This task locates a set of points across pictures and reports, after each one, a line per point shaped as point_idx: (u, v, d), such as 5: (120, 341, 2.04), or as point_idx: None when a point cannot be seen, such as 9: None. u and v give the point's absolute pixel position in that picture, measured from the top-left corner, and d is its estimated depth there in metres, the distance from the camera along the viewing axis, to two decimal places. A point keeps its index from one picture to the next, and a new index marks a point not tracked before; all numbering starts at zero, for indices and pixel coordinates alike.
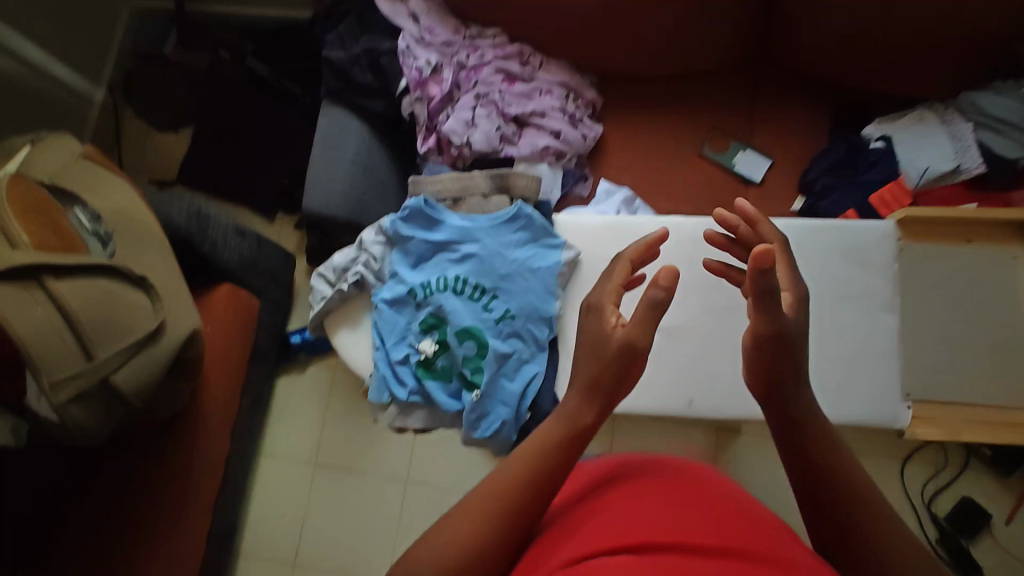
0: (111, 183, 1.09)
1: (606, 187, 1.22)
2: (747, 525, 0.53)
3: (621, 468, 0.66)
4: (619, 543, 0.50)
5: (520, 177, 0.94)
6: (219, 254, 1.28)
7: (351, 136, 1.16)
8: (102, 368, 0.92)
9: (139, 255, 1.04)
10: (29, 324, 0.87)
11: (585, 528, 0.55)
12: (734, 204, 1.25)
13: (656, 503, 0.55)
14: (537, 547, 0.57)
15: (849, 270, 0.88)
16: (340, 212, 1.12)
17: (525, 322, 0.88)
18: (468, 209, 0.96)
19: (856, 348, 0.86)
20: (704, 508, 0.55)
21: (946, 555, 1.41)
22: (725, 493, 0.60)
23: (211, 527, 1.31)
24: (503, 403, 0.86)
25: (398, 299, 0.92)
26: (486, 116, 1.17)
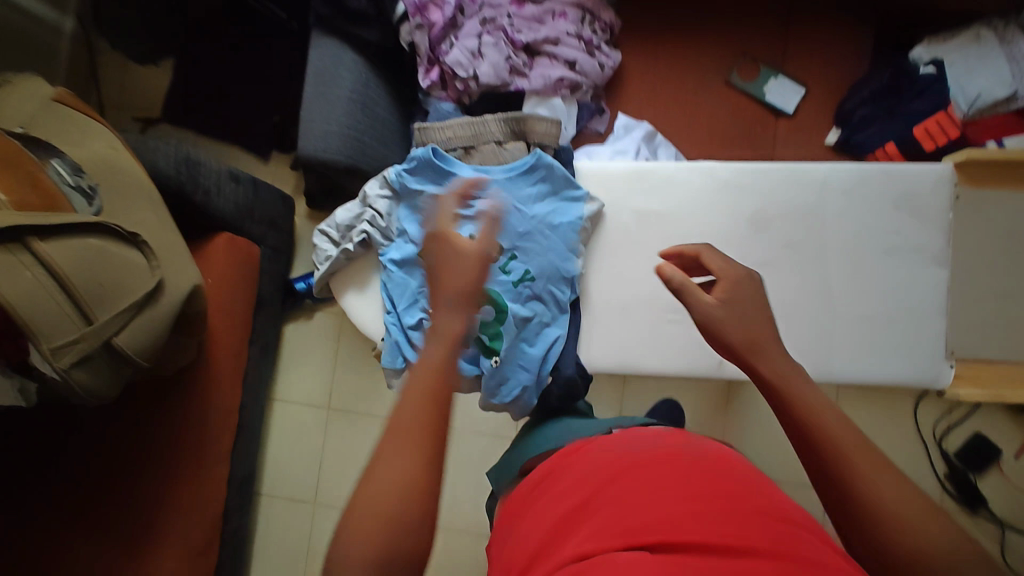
0: (88, 130, 1.00)
1: (624, 123, 1.13)
2: (772, 513, 0.51)
3: (630, 442, 0.65)
4: (631, 541, 0.49)
5: (538, 122, 0.87)
6: (214, 202, 1.21)
7: (345, 70, 1.05)
8: (102, 333, 0.89)
9: (129, 208, 0.97)
10: (20, 290, 0.82)
11: (594, 514, 0.54)
12: (762, 139, 1.16)
13: (674, 490, 0.54)
14: (547, 535, 0.55)
15: (896, 222, 0.81)
16: (339, 156, 1.03)
17: (546, 284, 0.84)
18: (482, 158, 0.89)
19: (896, 308, 0.80)
20: (727, 495, 0.53)
21: (953, 489, 1.44)
22: (746, 472, 0.58)
23: (230, 474, 1.33)
24: (524, 367, 0.84)
25: (408, 260, 0.87)
26: (494, 45, 1.06)
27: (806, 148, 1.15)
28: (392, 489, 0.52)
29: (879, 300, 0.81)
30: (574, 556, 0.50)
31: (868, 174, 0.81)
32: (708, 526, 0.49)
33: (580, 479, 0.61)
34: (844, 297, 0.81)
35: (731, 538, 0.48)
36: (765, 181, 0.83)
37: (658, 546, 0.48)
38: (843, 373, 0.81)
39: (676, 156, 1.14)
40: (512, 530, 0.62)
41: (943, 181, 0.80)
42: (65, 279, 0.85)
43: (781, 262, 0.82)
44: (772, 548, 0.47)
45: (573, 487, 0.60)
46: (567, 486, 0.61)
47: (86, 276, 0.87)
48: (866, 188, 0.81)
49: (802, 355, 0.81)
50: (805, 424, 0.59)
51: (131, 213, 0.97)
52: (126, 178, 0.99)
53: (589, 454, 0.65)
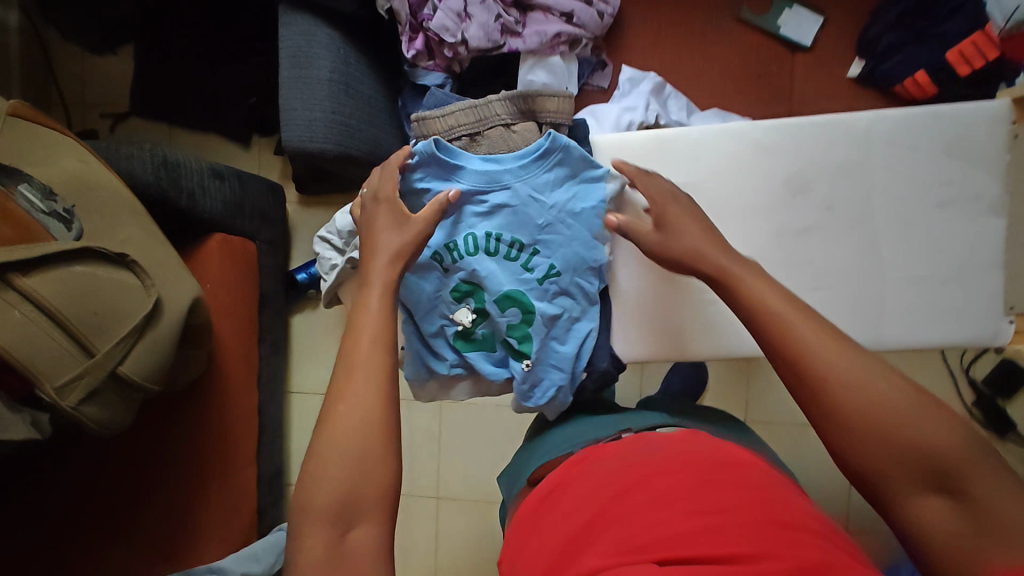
0: (51, 143, 0.92)
1: (630, 76, 1.05)
2: (789, 523, 0.49)
3: (649, 452, 0.62)
4: (640, 556, 0.47)
5: (547, 98, 0.80)
6: (199, 204, 1.14)
7: (322, 48, 0.95)
8: (106, 363, 0.84)
9: (112, 228, 0.91)
10: (11, 332, 0.78)
11: (606, 533, 0.52)
12: (778, 78, 1.07)
13: (688, 501, 0.51)
14: (569, 543, 0.54)
15: (946, 169, 0.74)
16: (328, 144, 0.96)
17: (574, 278, 0.80)
18: (490, 144, 0.81)
19: (944, 260, 0.75)
20: (741, 502, 0.51)
21: (981, 416, 1.42)
22: (767, 479, 0.55)
23: (258, 475, 1.32)
24: (556, 366, 0.81)
25: (421, 265, 0.79)
26: (481, 3, 0.96)
27: (826, 83, 1.07)
28: (342, 445, 0.57)
29: (928, 258, 0.76)
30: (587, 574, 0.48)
31: (915, 121, 0.74)
32: (720, 536, 0.47)
33: (591, 497, 0.58)
34: (891, 261, 0.76)
35: (743, 547, 0.46)
36: (800, 136, 0.77)
37: (669, 559, 0.46)
38: (890, 338, 0.77)
39: (687, 107, 1.06)
40: (525, 546, 0.60)
41: (1001, 124, 0.73)
42: (55, 313, 0.80)
43: (818, 228, 0.77)
44: (781, 555, 0.45)
45: (581, 507, 0.57)
46: (577, 504, 0.58)
47: (77, 308, 0.82)
48: (913, 139, 0.75)
49: (846, 322, 0.77)
50: (804, 383, 0.57)
51: (115, 228, 0.91)
52: (102, 194, 0.91)
53: (596, 470, 0.62)
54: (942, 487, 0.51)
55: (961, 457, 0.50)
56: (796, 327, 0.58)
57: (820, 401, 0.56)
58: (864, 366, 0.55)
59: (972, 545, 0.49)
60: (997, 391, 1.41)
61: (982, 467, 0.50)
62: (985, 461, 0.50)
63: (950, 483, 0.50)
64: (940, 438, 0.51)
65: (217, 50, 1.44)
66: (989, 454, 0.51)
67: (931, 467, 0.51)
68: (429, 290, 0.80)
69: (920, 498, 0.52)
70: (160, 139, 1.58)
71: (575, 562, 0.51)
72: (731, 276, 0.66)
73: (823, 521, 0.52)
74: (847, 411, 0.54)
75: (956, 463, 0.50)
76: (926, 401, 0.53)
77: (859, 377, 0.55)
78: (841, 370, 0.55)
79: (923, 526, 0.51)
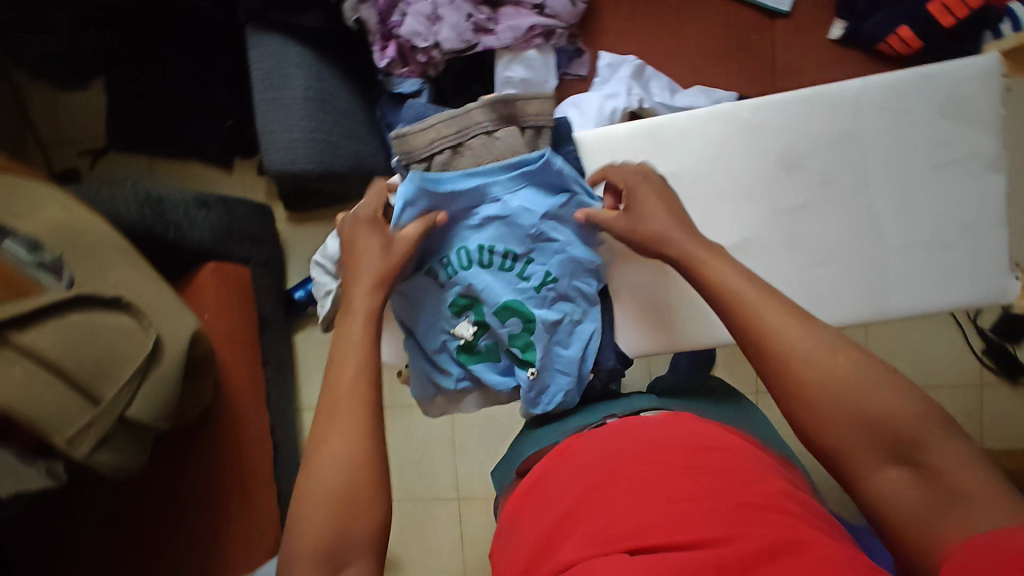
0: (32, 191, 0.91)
1: (608, 61, 1.03)
2: (762, 504, 0.47)
3: (631, 434, 0.59)
4: (611, 547, 0.45)
5: (528, 102, 0.79)
6: (188, 236, 1.12)
7: (293, 66, 0.93)
8: (113, 409, 0.84)
9: (103, 273, 0.90)
10: (14, 391, 0.76)
11: (577, 525, 0.49)
12: (759, 46, 1.05)
13: (660, 488, 0.49)
14: (541, 537, 0.51)
15: (941, 131, 0.73)
16: (309, 164, 0.94)
17: (570, 281, 0.79)
18: (475, 153, 0.79)
19: (942, 223, 0.74)
20: (716, 484, 0.49)
21: (992, 363, 1.41)
22: (745, 458, 0.53)
23: (278, 497, 1.32)
24: (562, 371, 0.80)
25: (417, 281, 0.79)
26: (450, 4, 0.95)
27: (806, 47, 1.04)
28: (329, 479, 0.57)
29: (928, 222, 0.75)
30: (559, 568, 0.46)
31: (905, 83, 0.73)
32: (692, 519, 0.45)
33: (565, 487, 0.55)
34: (892, 228, 0.75)
35: (715, 530, 0.44)
36: (788, 108, 0.76)
37: (638, 548, 0.45)
38: (897, 307, 0.76)
39: (669, 87, 1.04)
40: (507, 543, 0.57)
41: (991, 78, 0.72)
42: (57, 365, 0.79)
43: (816, 200, 0.76)
44: (750, 536, 0.43)
45: (556, 499, 0.54)
46: (552, 495, 0.56)
47: (78, 357, 0.81)
48: (904, 102, 0.73)
49: (852, 296, 0.76)
50: (783, 384, 0.57)
51: (106, 269, 0.90)
52: (89, 235, 0.90)
53: (570, 461, 0.59)
54: (900, 456, 0.52)
55: (915, 426, 0.52)
56: (789, 330, 0.58)
57: (801, 401, 0.56)
58: (825, 343, 0.57)
59: (926, 511, 0.50)
60: (1005, 337, 1.40)
61: (937, 437, 0.51)
62: (940, 430, 0.52)
63: (907, 451, 0.51)
64: (899, 409, 0.52)
65: (188, 73, 1.41)
66: (945, 425, 0.52)
67: (888, 438, 0.52)
68: (427, 307, 0.80)
69: (881, 472, 0.52)
70: (145, 171, 1.57)
71: (547, 557, 0.49)
72: (713, 264, 0.65)
73: (814, 506, 0.50)
74: (808, 389, 0.55)
75: (911, 432, 0.51)
76: (885, 375, 0.54)
77: (823, 354, 0.56)
78: (805, 347, 0.57)
79: (881, 497, 0.52)
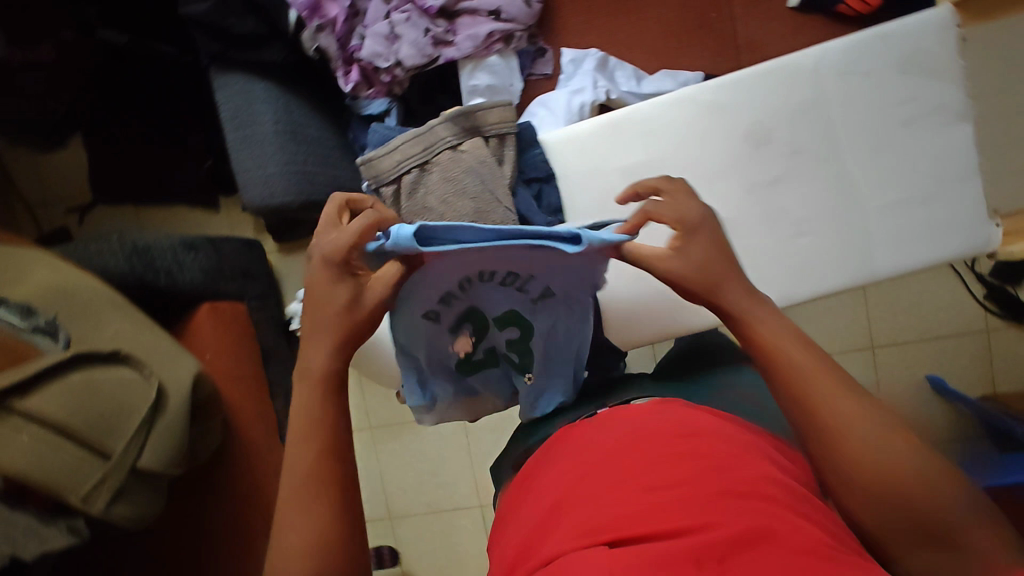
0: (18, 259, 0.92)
1: (571, 57, 1.04)
2: (739, 489, 0.47)
3: (619, 424, 0.58)
4: (592, 539, 0.45)
5: (489, 112, 0.82)
6: (179, 279, 1.14)
7: (259, 102, 0.95)
8: (124, 461, 0.85)
9: (99, 328, 0.91)
10: (23, 456, 0.77)
11: (560, 517, 0.49)
12: (718, 22, 1.05)
13: (641, 478, 0.49)
14: (527, 536, 0.51)
15: (907, 86, 0.73)
16: (290, 196, 0.95)
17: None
18: (443, 169, 0.80)
19: (925, 181, 0.75)
20: (693, 472, 0.49)
21: (996, 308, 1.40)
22: (724, 441, 0.53)
23: None
24: (560, 375, 0.81)
25: (409, 300, 0.71)
26: (407, 21, 0.95)
27: (766, 17, 1.04)
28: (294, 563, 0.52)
29: (907, 178, 0.75)
30: (542, 562, 0.46)
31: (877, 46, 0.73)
32: (671, 509, 0.46)
33: (552, 480, 0.55)
34: (868, 191, 0.76)
35: (692, 519, 0.45)
36: (749, 85, 0.76)
37: (619, 539, 0.45)
38: (884, 267, 0.77)
39: (634, 75, 1.04)
40: (501, 538, 0.58)
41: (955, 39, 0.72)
42: (64, 426, 0.80)
43: (788, 172, 0.77)
44: (724, 522, 0.44)
45: (544, 495, 0.54)
46: (540, 492, 0.56)
47: (84, 414, 0.82)
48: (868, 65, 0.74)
49: (839, 261, 0.77)
50: (828, 467, 0.56)
51: (101, 327, 0.92)
52: (80, 296, 0.92)
53: (557, 456, 0.59)
54: (928, 538, 0.51)
55: (953, 519, 0.50)
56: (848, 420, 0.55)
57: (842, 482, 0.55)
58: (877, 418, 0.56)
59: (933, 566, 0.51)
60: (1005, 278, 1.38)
61: (978, 530, 0.50)
62: (981, 525, 0.50)
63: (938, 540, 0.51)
64: (941, 500, 0.51)
65: (160, 120, 1.42)
66: (990, 521, 0.51)
67: (923, 526, 0.51)
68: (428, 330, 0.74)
69: (914, 554, 0.52)
70: (132, 220, 1.59)
71: (531, 553, 0.49)
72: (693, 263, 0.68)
73: (805, 494, 0.50)
74: (855, 470, 0.54)
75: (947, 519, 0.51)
76: (933, 464, 0.53)
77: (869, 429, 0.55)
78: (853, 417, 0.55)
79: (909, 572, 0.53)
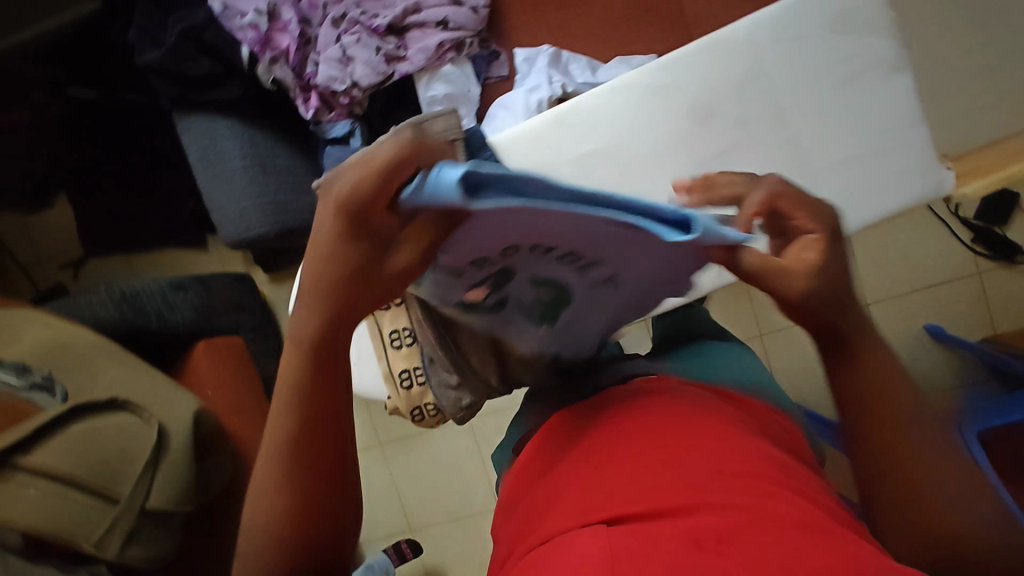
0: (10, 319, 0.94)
1: (524, 57, 1.05)
2: (744, 472, 0.45)
3: (628, 408, 0.56)
4: (590, 517, 0.44)
5: None
6: (171, 320, 1.17)
7: (225, 140, 0.99)
8: (133, 504, 0.88)
9: (95, 378, 0.94)
10: (28, 512, 0.77)
11: (562, 501, 0.49)
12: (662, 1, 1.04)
13: (638, 460, 0.48)
14: (529, 522, 0.51)
15: (835, 45, 0.75)
16: (265, 227, 0.97)
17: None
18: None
19: (873, 135, 0.76)
20: (691, 455, 0.47)
21: (985, 250, 1.36)
22: (721, 424, 0.52)
23: None
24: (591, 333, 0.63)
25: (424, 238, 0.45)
26: (357, 43, 0.98)
27: None
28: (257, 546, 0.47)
29: (855, 134, 0.76)
30: (540, 541, 0.46)
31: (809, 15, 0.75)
32: (664, 487, 0.44)
33: (564, 471, 0.53)
34: (818, 152, 0.77)
35: (685, 499, 0.43)
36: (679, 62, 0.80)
37: (614, 517, 0.43)
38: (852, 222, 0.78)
39: (589, 66, 1.05)
40: (506, 524, 0.58)
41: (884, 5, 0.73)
42: (68, 477, 0.81)
43: (724, 147, 0.79)
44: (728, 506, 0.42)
45: (549, 484, 0.53)
46: (545, 481, 0.54)
47: (89, 462, 0.84)
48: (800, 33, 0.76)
49: None
50: (899, 492, 0.47)
51: (99, 376, 0.95)
52: (74, 350, 0.95)
53: (562, 447, 0.58)
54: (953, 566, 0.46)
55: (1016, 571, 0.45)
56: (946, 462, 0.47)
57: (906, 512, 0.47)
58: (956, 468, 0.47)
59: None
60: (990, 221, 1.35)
61: None
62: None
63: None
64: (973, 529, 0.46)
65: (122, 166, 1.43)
66: None
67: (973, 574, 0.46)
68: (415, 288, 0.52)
69: None
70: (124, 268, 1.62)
71: (530, 535, 0.49)
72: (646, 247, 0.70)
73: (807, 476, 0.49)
74: (933, 513, 0.46)
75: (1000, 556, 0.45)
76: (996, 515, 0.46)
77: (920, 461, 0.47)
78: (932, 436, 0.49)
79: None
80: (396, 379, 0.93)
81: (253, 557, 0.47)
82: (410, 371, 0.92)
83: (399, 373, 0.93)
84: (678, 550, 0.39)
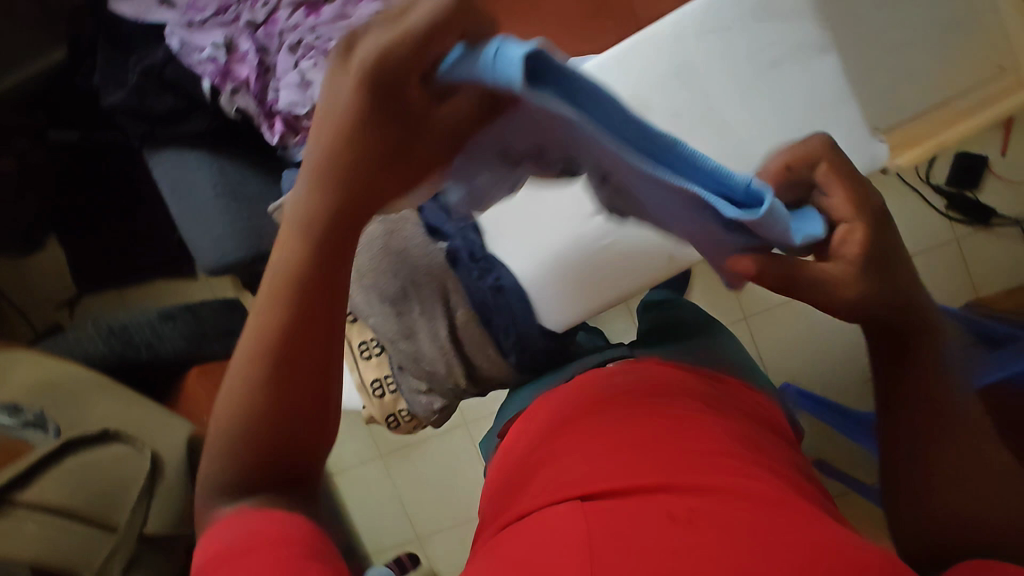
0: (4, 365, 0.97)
1: None
2: (710, 446, 0.52)
3: (608, 389, 0.63)
4: (567, 493, 0.50)
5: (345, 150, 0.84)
6: (161, 351, 1.23)
7: (197, 171, 1.04)
8: (132, 530, 0.90)
9: (85, 413, 0.98)
10: (33, 545, 0.80)
11: (541, 480, 0.54)
12: None
13: (615, 443, 0.54)
14: (515, 493, 0.57)
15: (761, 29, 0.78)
16: (239, 251, 1.03)
17: (485, 284, 0.83)
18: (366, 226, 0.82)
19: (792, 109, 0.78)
20: (665, 439, 0.54)
21: (959, 215, 1.34)
22: (692, 406, 0.59)
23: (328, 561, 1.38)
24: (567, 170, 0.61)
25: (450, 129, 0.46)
26: (313, 67, 0.95)
27: None
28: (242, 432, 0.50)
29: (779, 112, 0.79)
30: (519, 515, 0.52)
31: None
32: (640, 469, 0.50)
33: (547, 443, 0.59)
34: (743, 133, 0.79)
35: (658, 479, 0.49)
36: (628, 64, 0.81)
37: (587, 494, 0.49)
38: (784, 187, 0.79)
39: None
40: (494, 491, 0.63)
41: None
42: (68, 508, 0.85)
43: (678, 132, 0.81)
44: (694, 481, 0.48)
45: (531, 465, 0.58)
46: (525, 461, 0.60)
47: (86, 493, 0.87)
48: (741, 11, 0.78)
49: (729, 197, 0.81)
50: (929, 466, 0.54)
51: (104, 409, 1.00)
52: (68, 391, 0.98)
53: (537, 429, 0.63)
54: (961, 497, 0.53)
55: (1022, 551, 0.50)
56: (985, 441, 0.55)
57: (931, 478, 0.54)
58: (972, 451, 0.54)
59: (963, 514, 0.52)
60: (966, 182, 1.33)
61: None
62: None
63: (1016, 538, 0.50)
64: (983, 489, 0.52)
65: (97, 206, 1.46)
66: None
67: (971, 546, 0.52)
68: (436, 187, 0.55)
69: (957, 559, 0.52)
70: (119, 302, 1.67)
71: (509, 508, 0.55)
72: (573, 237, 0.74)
73: (774, 451, 0.58)
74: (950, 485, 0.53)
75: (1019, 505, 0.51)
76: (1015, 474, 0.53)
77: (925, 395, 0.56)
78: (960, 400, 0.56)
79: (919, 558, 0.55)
80: (370, 390, 0.92)
81: (223, 441, 0.51)
82: (381, 380, 0.91)
83: (371, 382, 0.92)
84: (654, 522, 0.44)
